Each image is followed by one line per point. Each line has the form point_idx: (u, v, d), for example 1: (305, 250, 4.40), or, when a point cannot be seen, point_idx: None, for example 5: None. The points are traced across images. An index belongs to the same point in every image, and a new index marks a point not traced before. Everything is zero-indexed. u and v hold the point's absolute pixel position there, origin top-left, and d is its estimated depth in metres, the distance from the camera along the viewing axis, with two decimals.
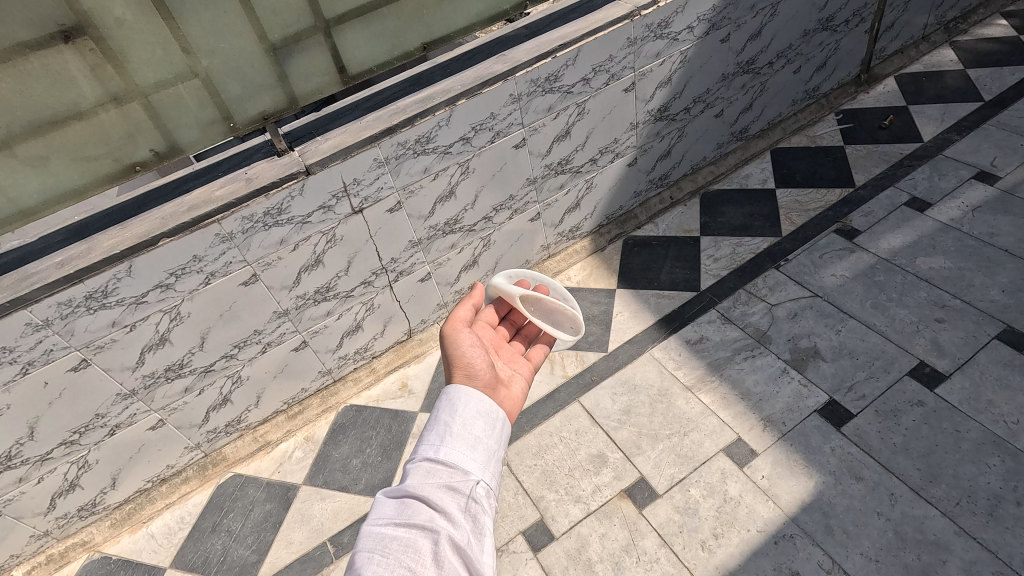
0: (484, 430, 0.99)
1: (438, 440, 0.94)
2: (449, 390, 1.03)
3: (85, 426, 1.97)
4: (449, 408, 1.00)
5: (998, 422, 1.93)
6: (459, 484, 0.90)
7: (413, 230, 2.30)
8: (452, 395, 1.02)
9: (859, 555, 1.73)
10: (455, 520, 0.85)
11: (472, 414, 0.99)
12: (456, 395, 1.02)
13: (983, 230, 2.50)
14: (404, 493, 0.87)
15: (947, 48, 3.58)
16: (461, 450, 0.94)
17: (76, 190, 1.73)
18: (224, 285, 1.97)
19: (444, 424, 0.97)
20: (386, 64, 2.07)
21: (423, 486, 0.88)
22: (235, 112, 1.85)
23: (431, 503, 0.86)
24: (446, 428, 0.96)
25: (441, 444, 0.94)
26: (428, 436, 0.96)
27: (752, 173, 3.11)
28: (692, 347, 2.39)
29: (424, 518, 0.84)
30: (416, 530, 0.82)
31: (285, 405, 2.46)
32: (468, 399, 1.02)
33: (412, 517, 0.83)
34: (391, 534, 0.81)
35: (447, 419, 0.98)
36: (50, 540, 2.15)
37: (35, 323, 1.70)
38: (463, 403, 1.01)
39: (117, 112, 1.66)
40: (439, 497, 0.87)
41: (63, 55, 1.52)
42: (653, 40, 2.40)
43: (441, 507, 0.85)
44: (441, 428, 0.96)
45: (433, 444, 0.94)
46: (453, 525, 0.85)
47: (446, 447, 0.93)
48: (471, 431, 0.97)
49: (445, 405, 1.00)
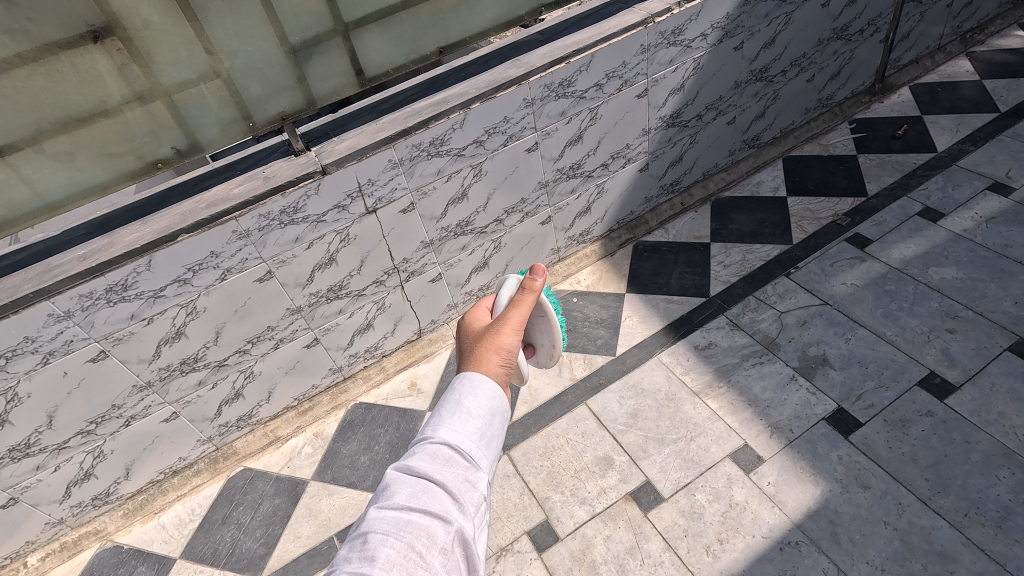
0: (501, 424, 0.94)
1: (458, 425, 0.89)
2: (473, 373, 0.96)
3: (101, 417, 2.01)
4: (470, 392, 0.93)
5: (1008, 434, 1.91)
6: (473, 476, 0.86)
7: (425, 231, 2.33)
8: (473, 378, 0.95)
9: (866, 564, 1.72)
10: (467, 513, 0.82)
11: (495, 407, 0.93)
12: (478, 380, 0.95)
13: (997, 241, 2.49)
14: (420, 476, 0.82)
15: (963, 59, 3.56)
16: (478, 441, 0.89)
17: (100, 185, 1.77)
18: (239, 281, 2.01)
19: (465, 409, 0.91)
20: (403, 67, 2.11)
21: (440, 471, 0.83)
22: (255, 112, 1.89)
23: (444, 491, 0.82)
24: (467, 415, 0.90)
25: (460, 431, 0.88)
26: (447, 417, 0.89)
27: (764, 181, 3.12)
28: (701, 352, 2.40)
29: (439, 506, 0.80)
30: (431, 518, 0.78)
31: (295, 401, 2.50)
32: (491, 389, 0.95)
33: (429, 504, 0.79)
34: (407, 519, 0.76)
35: (467, 404, 0.92)
36: (64, 528, 2.19)
37: (57, 313, 1.75)
38: (487, 392, 0.94)
39: (142, 111, 1.71)
40: (456, 487, 0.83)
41: (92, 55, 1.57)
42: (666, 47, 2.42)
43: (456, 497, 0.82)
44: (462, 413, 0.90)
45: (453, 427, 0.88)
46: (464, 517, 0.81)
47: (466, 435, 0.88)
48: (491, 423, 0.92)
49: (467, 388, 0.93)
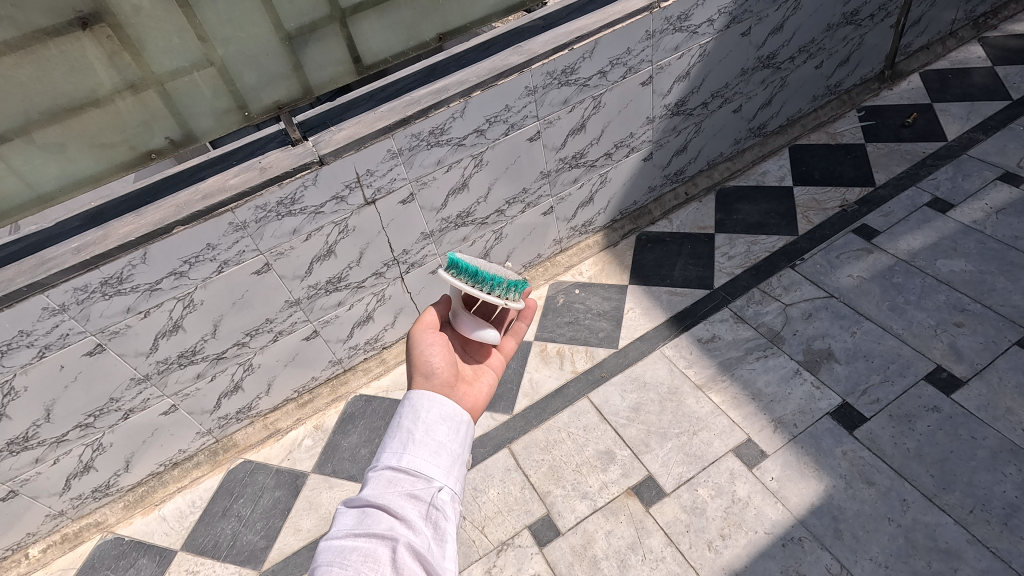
0: (448, 435, 0.99)
1: (400, 447, 0.95)
2: (414, 394, 1.04)
3: (100, 410, 2.00)
4: (412, 413, 1.00)
5: (1015, 430, 1.89)
6: (422, 490, 0.91)
7: (425, 222, 2.29)
8: (416, 398, 1.02)
9: (869, 560, 1.71)
10: (416, 527, 0.85)
11: (435, 420, 1.00)
12: (420, 398, 1.02)
13: (1007, 233, 2.44)
14: (365, 503, 0.87)
15: (975, 45, 3.48)
16: (424, 457, 0.94)
17: (93, 176, 1.74)
18: (237, 274, 1.98)
19: (407, 431, 0.97)
20: (402, 55, 2.05)
21: (385, 494, 0.88)
22: (251, 101, 1.85)
23: (390, 512, 0.86)
24: (408, 436, 0.96)
25: (404, 451, 0.94)
26: (391, 443, 0.96)
27: (769, 170, 3.06)
28: (704, 346, 2.37)
29: (384, 527, 0.84)
30: (375, 539, 0.82)
31: (295, 394, 2.48)
32: (430, 404, 1.02)
33: (373, 527, 0.83)
34: (351, 545, 0.81)
35: (408, 426, 0.98)
36: (65, 519, 2.19)
37: (51, 307, 1.72)
38: (426, 408, 1.01)
39: (134, 100, 1.67)
40: (402, 506, 0.87)
41: (81, 42, 1.52)
42: (672, 33, 2.36)
43: (402, 514, 0.86)
44: (403, 436, 0.96)
45: (395, 451, 0.94)
46: (414, 533, 0.85)
47: (407, 454, 0.94)
48: (434, 436, 0.98)
49: (409, 410, 1.00)
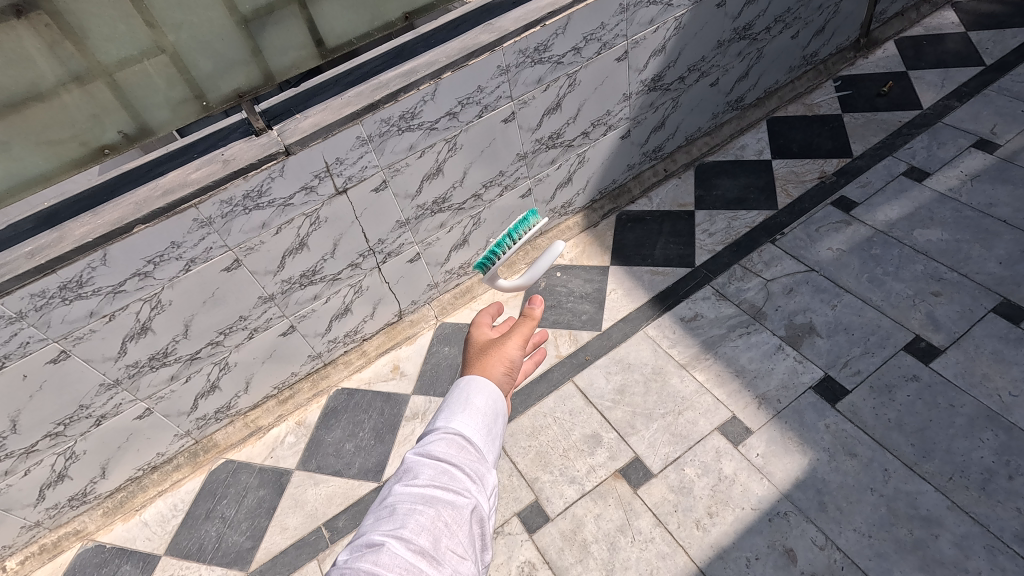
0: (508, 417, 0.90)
1: (470, 415, 0.85)
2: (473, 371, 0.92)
3: (70, 418, 1.93)
4: (477, 388, 0.88)
5: (992, 396, 1.92)
6: (487, 462, 0.83)
7: (401, 210, 2.23)
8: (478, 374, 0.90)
9: (853, 531, 1.74)
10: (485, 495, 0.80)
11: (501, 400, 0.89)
12: (486, 376, 0.91)
13: (981, 200, 2.46)
14: (438, 459, 0.79)
15: (949, 10, 3.46)
16: (491, 431, 0.86)
17: (42, 175, 1.64)
18: (206, 271, 1.91)
19: (477, 403, 0.86)
20: (367, 36, 1.96)
21: (456, 457, 0.80)
22: (208, 90, 1.76)
23: (462, 474, 0.80)
24: (477, 407, 0.86)
25: (474, 420, 0.85)
26: (454, 407, 0.86)
27: (748, 144, 3.04)
28: (687, 325, 2.36)
29: (459, 487, 0.78)
30: (450, 496, 0.76)
31: (275, 390, 2.42)
32: (490, 388, 0.89)
33: (449, 484, 0.77)
34: (429, 495, 0.75)
35: (476, 399, 0.87)
36: (42, 530, 2.13)
37: (8, 315, 1.64)
38: (491, 389, 0.89)
39: (81, 93, 1.57)
40: (472, 471, 0.81)
41: (16, 32, 1.41)
42: (646, 6, 2.29)
43: (474, 478, 0.80)
44: (472, 406, 0.86)
45: (464, 417, 0.85)
46: (482, 500, 0.80)
47: (478, 425, 0.85)
48: (498, 414, 0.88)
49: (476, 384, 0.88)
